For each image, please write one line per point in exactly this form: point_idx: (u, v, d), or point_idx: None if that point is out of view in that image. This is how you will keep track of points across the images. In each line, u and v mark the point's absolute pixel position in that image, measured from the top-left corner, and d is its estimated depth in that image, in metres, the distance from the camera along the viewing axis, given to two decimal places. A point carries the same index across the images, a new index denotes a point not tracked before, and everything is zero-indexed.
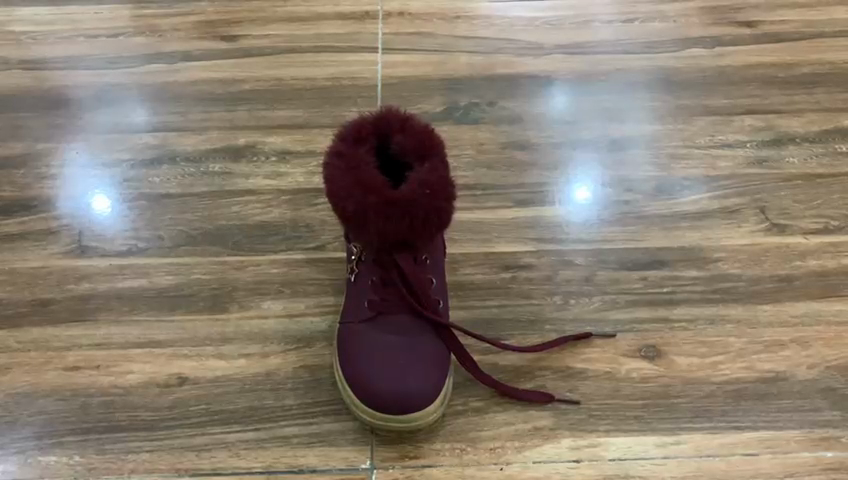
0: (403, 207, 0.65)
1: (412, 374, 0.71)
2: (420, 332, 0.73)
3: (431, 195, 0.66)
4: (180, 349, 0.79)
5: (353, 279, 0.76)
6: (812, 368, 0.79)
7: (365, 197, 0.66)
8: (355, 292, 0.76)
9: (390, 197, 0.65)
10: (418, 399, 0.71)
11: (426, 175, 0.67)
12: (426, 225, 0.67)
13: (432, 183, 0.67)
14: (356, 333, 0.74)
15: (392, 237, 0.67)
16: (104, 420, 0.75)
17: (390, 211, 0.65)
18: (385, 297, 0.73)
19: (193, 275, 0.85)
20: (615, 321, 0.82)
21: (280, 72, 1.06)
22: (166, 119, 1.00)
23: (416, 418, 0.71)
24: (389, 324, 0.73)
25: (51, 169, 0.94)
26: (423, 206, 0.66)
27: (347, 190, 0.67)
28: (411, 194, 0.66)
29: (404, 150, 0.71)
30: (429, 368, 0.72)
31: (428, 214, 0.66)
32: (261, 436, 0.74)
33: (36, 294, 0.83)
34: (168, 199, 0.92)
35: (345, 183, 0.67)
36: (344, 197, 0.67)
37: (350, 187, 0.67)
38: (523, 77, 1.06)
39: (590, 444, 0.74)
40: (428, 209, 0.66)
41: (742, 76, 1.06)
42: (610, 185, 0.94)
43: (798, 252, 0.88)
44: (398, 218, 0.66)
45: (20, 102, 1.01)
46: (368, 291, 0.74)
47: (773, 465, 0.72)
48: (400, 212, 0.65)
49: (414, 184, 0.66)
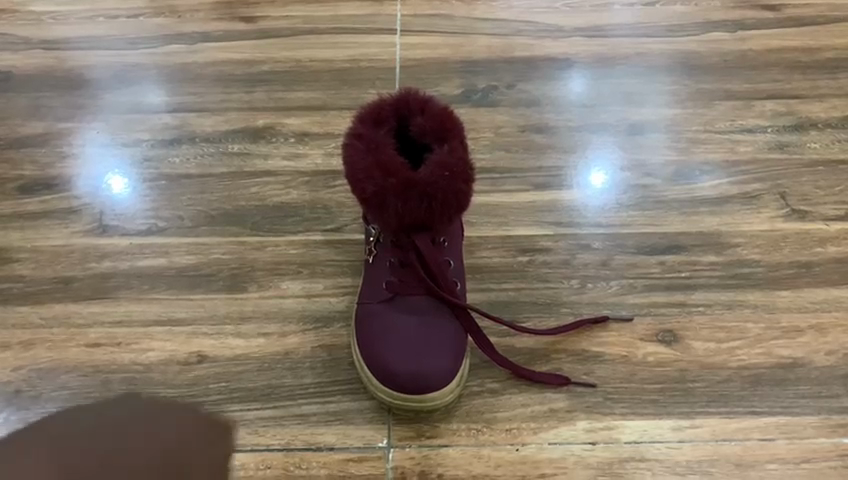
0: (421, 190, 0.66)
1: (431, 355, 0.72)
2: (438, 313, 0.74)
3: (450, 178, 0.66)
4: (199, 327, 0.80)
5: (372, 261, 0.76)
6: (830, 355, 0.78)
7: (383, 180, 0.66)
8: (373, 273, 0.76)
9: (409, 180, 0.66)
10: (435, 380, 0.71)
11: (444, 158, 0.67)
12: (445, 207, 0.67)
13: (450, 166, 0.67)
14: (374, 314, 0.75)
15: (411, 219, 0.68)
16: (124, 396, 0.76)
17: (409, 194, 0.66)
18: (403, 278, 0.74)
19: (212, 255, 0.86)
20: (632, 305, 0.82)
21: (299, 54, 1.06)
22: (185, 100, 1.00)
23: (434, 398, 0.71)
24: (407, 306, 0.74)
25: (72, 148, 0.95)
26: (441, 188, 0.66)
27: (366, 172, 0.67)
28: (430, 177, 0.66)
29: (423, 131, 0.71)
30: (447, 350, 0.73)
31: (447, 197, 0.67)
32: (279, 414, 0.74)
33: (58, 271, 0.84)
34: (187, 179, 0.92)
35: (365, 165, 0.67)
36: (363, 178, 0.67)
37: (369, 169, 0.67)
38: (541, 59, 1.05)
39: (605, 427, 0.74)
40: (447, 192, 0.66)
41: (764, 61, 1.05)
42: (628, 169, 0.94)
43: (818, 238, 0.87)
44: (417, 200, 0.66)
45: (42, 82, 1.02)
46: (386, 272, 0.75)
47: (789, 450, 0.72)
48: (418, 194, 0.66)
49: (433, 167, 0.67)
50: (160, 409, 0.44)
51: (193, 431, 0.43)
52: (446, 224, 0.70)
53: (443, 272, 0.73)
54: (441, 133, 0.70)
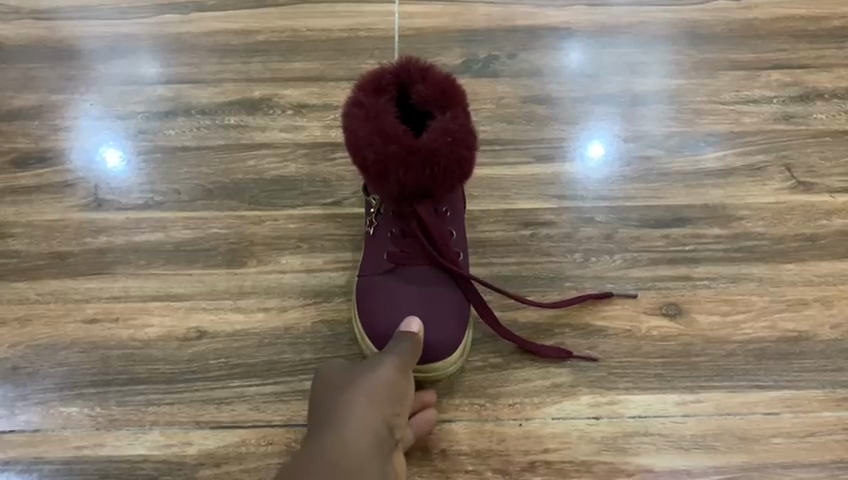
0: (424, 156, 0.64)
1: (433, 326, 0.71)
2: (441, 283, 0.73)
3: (453, 144, 0.65)
4: (198, 303, 0.80)
5: (372, 232, 0.75)
6: (835, 328, 0.78)
7: (384, 146, 0.65)
8: (374, 244, 0.75)
9: (411, 146, 0.64)
10: (437, 350, 0.71)
11: (446, 124, 0.65)
12: (447, 174, 0.65)
13: (453, 133, 0.65)
14: (375, 285, 0.74)
15: (413, 186, 0.66)
16: (123, 373, 0.76)
17: (411, 161, 0.64)
18: (404, 249, 0.73)
19: (210, 229, 0.84)
20: (635, 279, 0.81)
21: (295, 23, 1.03)
22: (180, 71, 0.98)
23: (435, 369, 0.71)
24: (409, 276, 0.73)
25: (65, 121, 0.93)
26: (444, 155, 0.64)
27: (366, 139, 0.65)
28: (432, 143, 0.64)
29: (424, 99, 0.69)
30: (449, 320, 0.72)
31: (449, 164, 0.65)
32: (279, 390, 0.75)
33: (54, 247, 0.83)
34: (183, 152, 0.91)
35: (365, 131, 0.66)
36: (364, 145, 0.65)
37: (369, 136, 0.65)
38: (543, 29, 1.03)
39: (608, 401, 0.74)
40: (449, 159, 0.65)
41: (769, 30, 1.03)
42: (632, 141, 0.92)
43: (824, 210, 0.86)
44: (419, 167, 0.64)
45: (31, 52, 0.99)
46: (387, 243, 0.74)
47: (793, 424, 0.73)
48: (420, 161, 0.64)
49: (435, 133, 0.65)
50: (321, 373, 0.65)
51: (342, 364, 0.65)
52: (448, 193, 0.68)
53: (446, 241, 0.72)
54: (443, 101, 0.69)
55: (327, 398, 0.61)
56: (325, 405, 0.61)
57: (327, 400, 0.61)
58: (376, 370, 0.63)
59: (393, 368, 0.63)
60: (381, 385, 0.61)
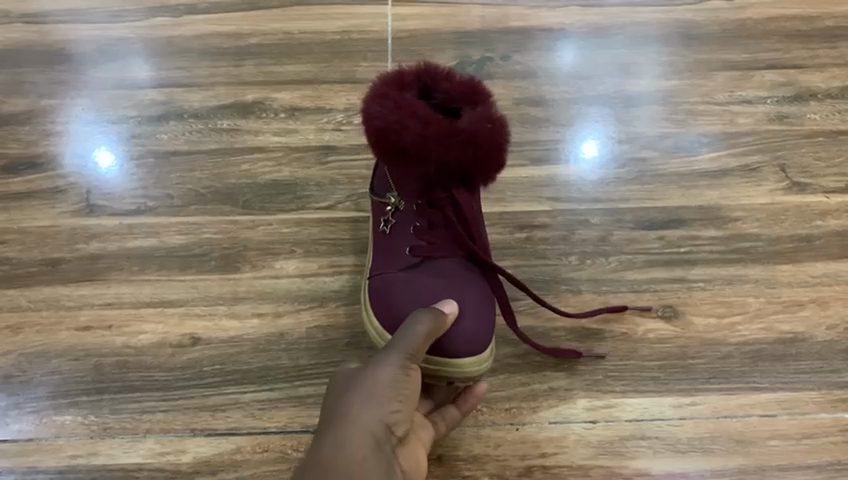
0: (467, 137, 0.61)
1: (464, 319, 0.68)
2: (468, 275, 0.71)
3: (494, 129, 0.63)
4: (192, 308, 0.79)
5: (391, 230, 0.73)
6: (831, 329, 0.78)
7: (422, 128, 0.61)
8: (391, 243, 0.73)
9: (453, 127, 0.61)
10: (470, 344, 0.68)
11: (484, 110, 0.64)
12: (487, 158, 0.63)
13: (491, 118, 0.63)
14: (399, 282, 0.71)
15: (452, 167, 0.63)
16: (117, 380, 0.75)
17: (453, 141, 0.61)
18: (432, 241, 0.71)
19: (203, 234, 0.84)
20: (631, 281, 0.81)
21: (287, 26, 1.02)
22: (172, 75, 0.97)
23: (466, 366, 0.68)
24: (438, 269, 0.71)
25: (57, 126, 0.92)
26: (486, 137, 0.62)
27: (400, 122, 0.61)
28: (474, 125, 0.62)
29: (449, 96, 0.68)
30: (480, 311, 0.70)
31: (490, 148, 0.63)
32: (275, 396, 0.74)
33: (46, 253, 0.82)
34: (176, 157, 0.90)
35: (397, 115, 0.62)
36: (398, 127, 0.61)
37: (404, 119, 0.61)
38: (536, 30, 1.03)
39: (605, 405, 0.74)
40: (490, 142, 0.63)
41: (762, 30, 1.03)
42: (626, 142, 0.92)
43: (819, 211, 0.86)
44: (461, 148, 0.62)
45: (23, 57, 0.98)
46: (410, 238, 0.72)
47: (789, 426, 0.73)
48: (463, 143, 0.61)
49: (474, 117, 0.63)
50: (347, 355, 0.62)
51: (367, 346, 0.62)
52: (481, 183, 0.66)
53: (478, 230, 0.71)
54: (471, 96, 0.67)
55: (343, 379, 0.59)
56: (337, 388, 0.59)
57: (329, 406, 0.57)
58: (373, 369, 0.58)
59: (395, 366, 0.58)
60: (378, 386, 0.56)
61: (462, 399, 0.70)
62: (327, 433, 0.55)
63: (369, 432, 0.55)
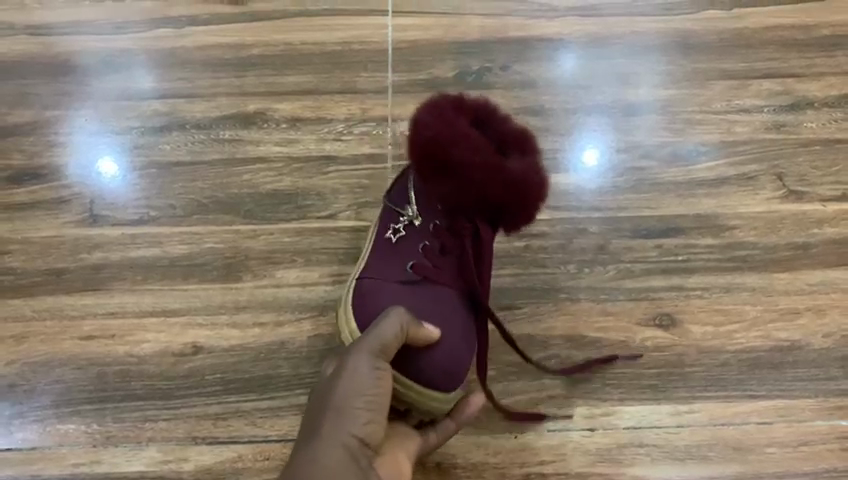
0: (514, 178, 0.64)
1: (451, 353, 0.68)
2: (463, 311, 0.71)
3: (539, 183, 0.66)
4: (195, 318, 0.80)
5: (397, 241, 0.73)
6: (826, 337, 0.80)
7: (475, 154, 0.63)
8: (395, 255, 0.73)
9: (504, 165, 0.64)
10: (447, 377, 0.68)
11: (533, 161, 0.67)
12: (523, 205, 0.66)
13: (540, 172, 0.67)
14: (393, 293, 0.70)
15: (487, 201, 0.65)
16: (120, 389, 0.77)
17: (499, 177, 0.64)
18: (438, 265, 0.71)
19: (205, 244, 0.85)
20: (629, 290, 0.82)
21: (288, 37, 1.00)
22: (173, 86, 0.96)
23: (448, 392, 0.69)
24: (435, 293, 0.70)
25: (59, 136, 0.93)
26: (531, 186, 0.65)
27: (458, 140, 0.64)
28: (525, 170, 0.65)
29: (500, 136, 0.69)
30: (465, 352, 0.70)
31: (528, 198, 0.66)
32: (276, 405, 0.77)
33: (50, 263, 0.83)
34: (178, 167, 0.91)
35: (455, 134, 0.64)
36: (453, 145, 0.63)
37: (460, 140, 0.64)
38: (535, 40, 1.01)
39: (603, 413, 0.76)
40: (532, 192, 0.66)
41: (761, 40, 1.01)
42: (624, 151, 0.92)
43: (815, 219, 0.87)
44: (504, 187, 0.64)
45: (27, 70, 0.97)
46: (417, 255, 0.71)
47: (786, 433, 0.76)
48: (509, 183, 0.64)
49: (527, 165, 0.66)
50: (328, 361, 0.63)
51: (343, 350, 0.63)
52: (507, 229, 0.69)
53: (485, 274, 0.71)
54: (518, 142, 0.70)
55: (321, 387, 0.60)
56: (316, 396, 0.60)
57: (308, 415, 0.59)
58: (344, 375, 0.58)
59: (364, 374, 0.58)
60: (348, 395, 0.57)
61: (458, 410, 0.71)
62: (306, 447, 0.56)
63: (344, 446, 0.56)
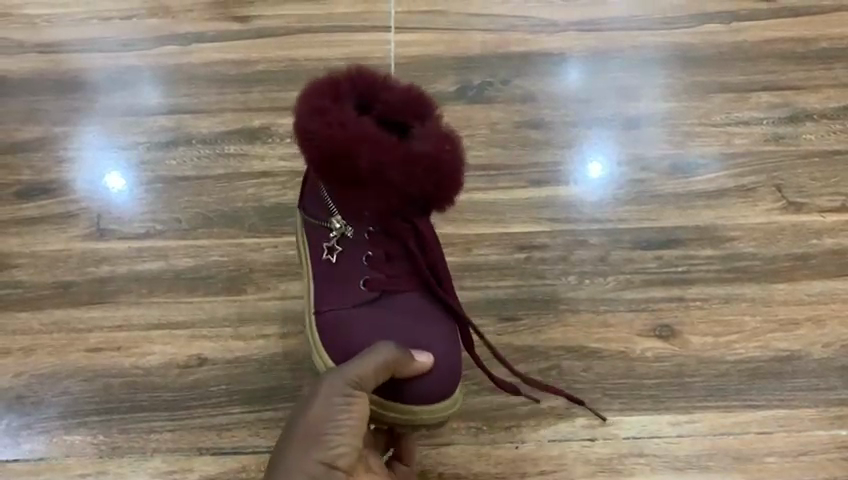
0: (427, 161, 0.60)
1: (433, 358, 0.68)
2: (430, 309, 0.71)
3: (452, 152, 0.62)
4: (200, 330, 0.81)
5: (337, 261, 0.71)
6: (827, 347, 0.81)
7: (375, 152, 0.59)
8: (338, 274, 0.71)
9: (410, 151, 0.60)
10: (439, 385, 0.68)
11: (435, 130, 0.62)
12: (447, 182, 0.62)
13: (448, 139, 0.62)
14: (356, 318, 0.70)
15: (414, 195, 0.62)
16: (126, 400, 0.78)
17: (411, 166, 0.60)
18: (389, 274, 0.70)
19: (210, 257, 0.86)
20: (629, 301, 0.83)
21: (293, 53, 1.02)
22: (178, 101, 0.98)
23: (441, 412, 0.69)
24: (397, 304, 0.70)
25: (67, 152, 0.94)
26: (445, 161, 0.62)
27: (349, 147, 0.60)
28: (433, 148, 0.61)
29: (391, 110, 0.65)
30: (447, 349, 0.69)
31: (448, 171, 0.62)
32: (279, 416, 0.77)
33: (57, 277, 0.85)
34: (184, 182, 0.92)
35: (342, 138, 0.60)
36: (350, 153, 0.60)
37: (353, 143, 0.60)
38: (536, 54, 1.02)
39: (604, 423, 0.76)
40: (448, 164, 0.62)
41: (759, 52, 1.03)
42: (625, 164, 0.93)
43: (813, 230, 0.88)
44: (422, 174, 0.61)
45: (35, 86, 0.99)
46: (363, 270, 0.70)
47: (786, 442, 0.75)
48: (423, 169, 0.60)
49: (432, 141, 0.61)
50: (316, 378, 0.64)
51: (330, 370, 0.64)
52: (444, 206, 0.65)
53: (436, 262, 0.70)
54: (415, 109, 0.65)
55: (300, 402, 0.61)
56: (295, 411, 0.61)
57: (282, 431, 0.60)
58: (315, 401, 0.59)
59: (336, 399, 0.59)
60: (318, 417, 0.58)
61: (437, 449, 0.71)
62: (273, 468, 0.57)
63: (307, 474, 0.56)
